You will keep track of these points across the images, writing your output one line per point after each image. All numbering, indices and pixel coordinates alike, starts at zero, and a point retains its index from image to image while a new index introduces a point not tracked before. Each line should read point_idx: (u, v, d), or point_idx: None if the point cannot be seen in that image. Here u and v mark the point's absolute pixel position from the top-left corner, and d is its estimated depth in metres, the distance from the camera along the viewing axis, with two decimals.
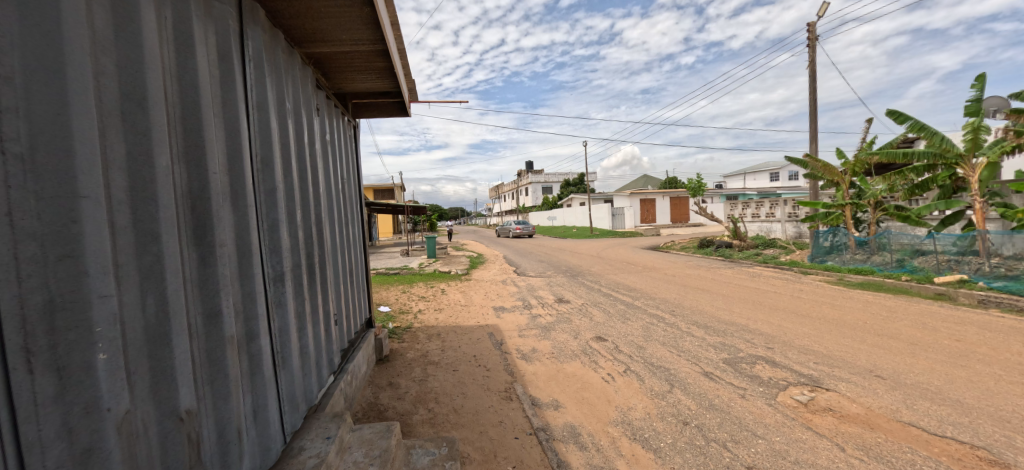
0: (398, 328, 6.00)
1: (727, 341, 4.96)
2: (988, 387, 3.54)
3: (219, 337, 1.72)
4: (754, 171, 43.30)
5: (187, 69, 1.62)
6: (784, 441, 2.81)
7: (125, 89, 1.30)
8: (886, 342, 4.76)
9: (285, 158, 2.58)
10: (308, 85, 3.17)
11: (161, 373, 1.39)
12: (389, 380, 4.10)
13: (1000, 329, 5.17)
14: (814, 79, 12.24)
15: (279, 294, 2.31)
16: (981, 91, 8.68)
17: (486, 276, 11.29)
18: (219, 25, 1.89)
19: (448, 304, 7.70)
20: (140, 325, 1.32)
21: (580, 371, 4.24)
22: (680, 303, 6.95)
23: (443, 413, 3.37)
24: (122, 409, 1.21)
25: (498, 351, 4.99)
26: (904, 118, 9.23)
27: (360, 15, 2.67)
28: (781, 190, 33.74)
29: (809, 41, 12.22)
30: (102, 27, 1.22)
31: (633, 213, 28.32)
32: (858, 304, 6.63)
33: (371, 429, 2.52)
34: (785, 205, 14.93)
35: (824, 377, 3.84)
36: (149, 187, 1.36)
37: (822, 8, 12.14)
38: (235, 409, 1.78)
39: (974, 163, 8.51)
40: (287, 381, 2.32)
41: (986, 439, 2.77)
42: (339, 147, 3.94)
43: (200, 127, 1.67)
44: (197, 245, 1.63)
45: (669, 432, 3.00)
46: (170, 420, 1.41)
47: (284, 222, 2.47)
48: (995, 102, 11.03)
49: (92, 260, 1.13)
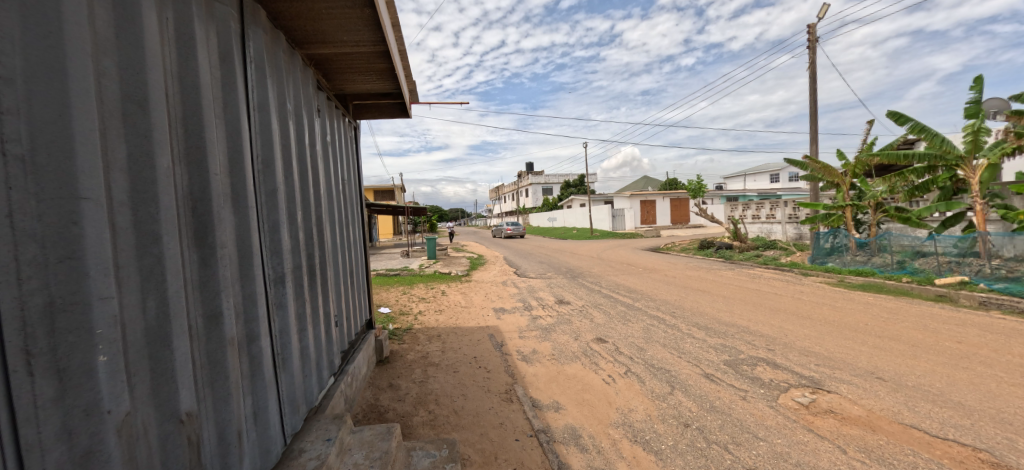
0: (399, 329, 6.01)
1: (728, 342, 4.95)
2: (990, 389, 3.54)
3: (219, 339, 1.71)
4: (755, 173, 43.27)
5: (188, 71, 1.62)
6: (784, 444, 2.80)
7: (126, 91, 1.30)
8: (887, 344, 4.76)
9: (286, 159, 2.58)
10: (309, 86, 3.17)
11: (161, 374, 1.38)
12: (390, 381, 4.10)
13: (1001, 331, 5.17)
14: (814, 80, 12.25)
15: (279, 295, 2.31)
16: (981, 92, 8.68)
17: (487, 277, 11.28)
18: (220, 26, 1.89)
19: (448, 305, 7.69)
20: (140, 327, 1.31)
21: (581, 372, 4.24)
22: (681, 305, 6.94)
23: (443, 415, 3.36)
24: (122, 412, 1.20)
25: (498, 352, 4.99)
26: (905, 119, 9.23)
27: (361, 16, 2.67)
28: (781, 191, 33.77)
29: (809, 43, 12.24)
30: (103, 28, 1.22)
31: (633, 215, 28.30)
32: (860, 305, 6.62)
33: (371, 431, 2.51)
34: (785, 206, 14.94)
35: (825, 379, 3.83)
36: (150, 189, 1.36)
37: (822, 10, 12.15)
38: (235, 411, 1.77)
39: (974, 165, 8.51)
40: (287, 382, 2.31)
41: (989, 442, 2.76)
42: (339, 148, 3.93)
43: (200, 127, 1.66)
44: (198, 246, 1.63)
45: (670, 435, 2.99)
46: (170, 422, 1.41)
47: (285, 223, 2.47)
48: (997, 103, 11.01)
49: (93, 262, 1.13)
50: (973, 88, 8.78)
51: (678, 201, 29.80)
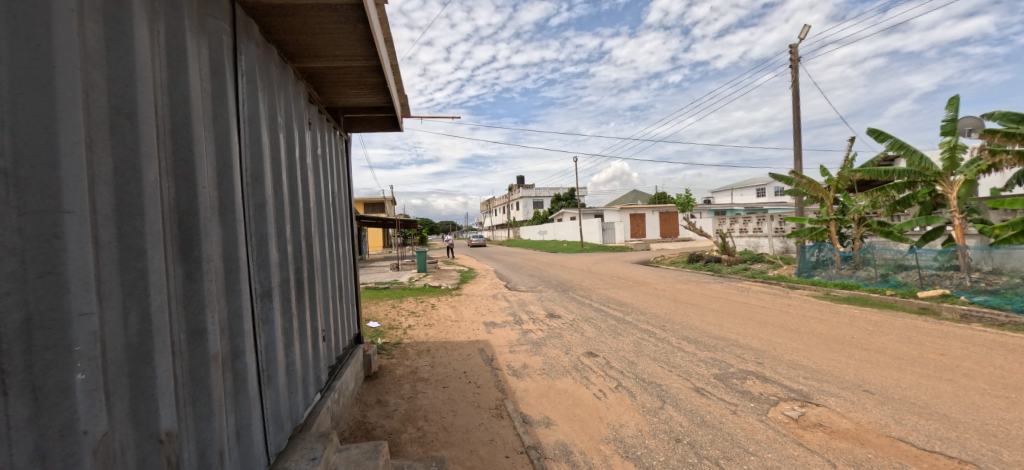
0: (387, 344, 5.92)
1: (718, 356, 4.97)
2: (974, 401, 3.60)
3: (203, 355, 1.68)
4: (741, 187, 44.11)
5: (179, 85, 1.62)
6: (776, 459, 2.80)
7: (113, 104, 1.29)
8: (872, 356, 4.83)
9: (275, 172, 2.57)
10: (301, 100, 3.20)
11: (141, 392, 1.35)
12: (378, 397, 4.03)
13: (983, 344, 5.27)
14: (797, 98, 12.63)
15: (266, 310, 2.28)
16: (954, 112, 9.00)
17: (477, 290, 11.21)
18: (212, 40, 1.91)
19: (438, 319, 7.60)
20: (121, 344, 1.29)
21: (572, 387, 4.21)
22: (671, 319, 6.95)
23: (432, 432, 3.31)
24: (97, 432, 1.17)
25: (488, 367, 4.94)
26: (884, 136, 9.50)
27: (355, 31, 2.72)
28: (767, 206, 34.49)
29: (791, 63, 12.65)
30: (91, 41, 1.23)
31: (624, 228, 28.43)
32: (846, 319, 6.71)
33: (358, 449, 2.44)
34: (772, 220, 15.23)
35: (814, 392, 3.86)
36: (135, 202, 1.34)
37: (803, 31, 12.62)
38: (218, 431, 1.73)
39: (951, 181, 8.81)
40: (272, 399, 2.27)
41: (974, 454, 2.79)
42: (330, 160, 3.93)
43: (190, 141, 1.66)
44: (184, 260, 1.62)
45: (661, 450, 2.97)
46: (150, 442, 1.37)
47: (273, 237, 2.45)
48: (970, 122, 11.42)
49: (74, 277, 1.11)
50: (948, 107, 9.09)
51: (666, 214, 30.21)
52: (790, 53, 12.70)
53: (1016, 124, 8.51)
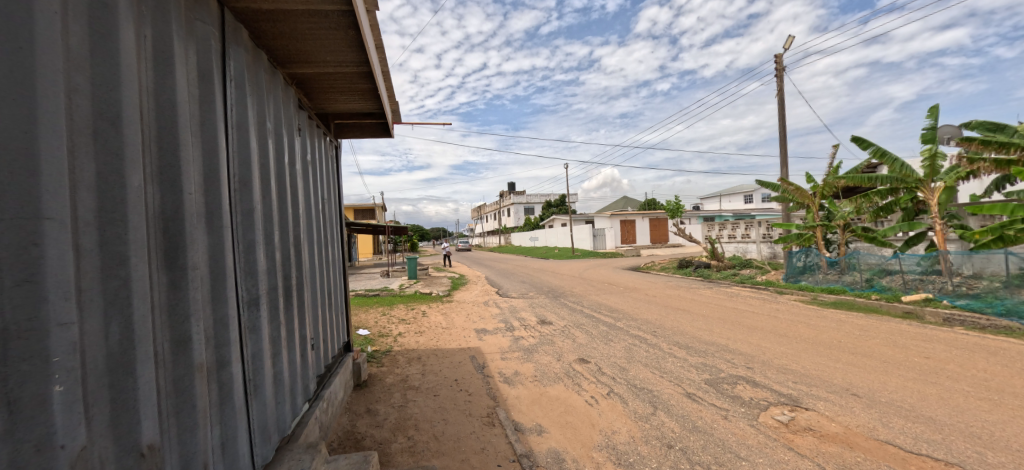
0: (378, 352, 5.85)
1: (708, 361, 4.99)
2: (958, 403, 3.68)
3: (187, 365, 1.65)
4: (730, 194, 44.83)
5: (166, 89, 1.61)
6: (767, 463, 2.82)
7: (97, 109, 1.27)
8: (858, 360, 4.91)
9: (264, 177, 2.55)
10: (291, 105, 3.19)
11: (123, 403, 1.32)
12: (368, 406, 3.97)
13: (966, 346, 5.39)
14: (783, 106, 12.88)
15: (254, 318, 2.25)
16: (934, 120, 9.24)
17: (468, 297, 11.15)
18: (200, 45, 1.90)
19: (429, 326, 7.52)
20: (101, 353, 1.26)
21: (564, 394, 4.20)
22: (662, 324, 6.98)
23: (423, 441, 3.27)
24: (77, 446, 1.14)
25: (480, 374, 4.91)
26: (866, 143, 9.73)
27: (345, 37, 2.72)
28: (754, 212, 35.07)
29: (776, 72, 12.92)
30: (76, 45, 1.21)
31: (615, 234, 28.62)
32: (834, 323, 6.80)
33: (347, 460, 2.40)
34: (760, 226, 15.47)
35: (802, 396, 3.90)
36: (118, 210, 1.32)
37: (788, 41, 12.93)
38: (202, 443, 1.70)
39: (932, 187, 9.02)
40: (259, 410, 2.22)
41: (960, 456, 2.84)
42: (319, 166, 3.91)
43: (176, 147, 1.65)
44: (169, 268, 1.59)
45: (654, 456, 2.96)
46: (131, 455, 1.33)
47: (261, 243, 2.42)
48: (949, 130, 11.74)
49: (53, 286, 1.09)
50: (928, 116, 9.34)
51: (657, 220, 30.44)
52: (775, 62, 12.98)
53: (992, 132, 8.76)
